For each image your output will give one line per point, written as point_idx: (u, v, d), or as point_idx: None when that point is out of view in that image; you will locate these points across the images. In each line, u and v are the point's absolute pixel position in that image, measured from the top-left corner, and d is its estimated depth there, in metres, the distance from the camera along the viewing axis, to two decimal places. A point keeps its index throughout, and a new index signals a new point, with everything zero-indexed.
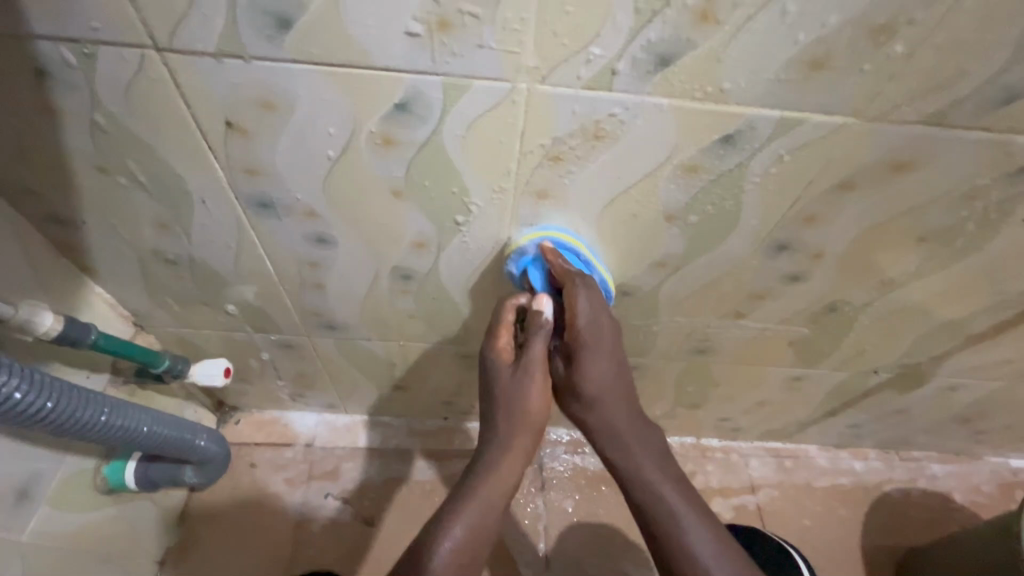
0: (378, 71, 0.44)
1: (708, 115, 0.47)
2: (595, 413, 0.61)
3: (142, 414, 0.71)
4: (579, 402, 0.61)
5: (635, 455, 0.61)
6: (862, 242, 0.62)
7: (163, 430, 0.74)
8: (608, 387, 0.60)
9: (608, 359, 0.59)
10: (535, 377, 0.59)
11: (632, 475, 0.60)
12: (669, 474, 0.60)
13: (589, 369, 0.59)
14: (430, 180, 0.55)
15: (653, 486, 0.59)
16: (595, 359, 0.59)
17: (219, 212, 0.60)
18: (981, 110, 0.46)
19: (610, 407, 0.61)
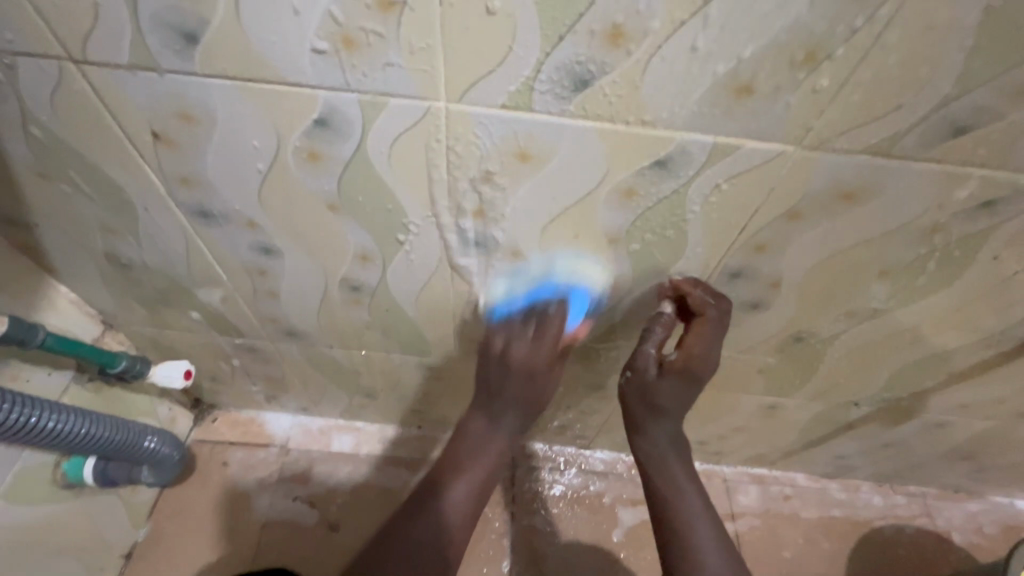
0: (291, 86, 0.43)
1: (637, 139, 0.45)
2: (652, 425, 0.62)
3: (80, 417, 0.73)
4: (645, 407, 0.62)
5: (678, 481, 0.61)
6: (820, 272, 0.59)
7: (102, 431, 0.76)
8: (679, 408, 0.62)
9: (688, 387, 0.62)
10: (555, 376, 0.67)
11: (664, 477, 0.61)
12: (707, 513, 0.59)
13: (669, 389, 0.61)
14: (363, 196, 0.54)
15: (688, 515, 0.59)
16: (680, 385, 0.61)
17: (163, 220, 0.61)
18: (927, 143, 0.44)
19: (669, 425, 0.62)
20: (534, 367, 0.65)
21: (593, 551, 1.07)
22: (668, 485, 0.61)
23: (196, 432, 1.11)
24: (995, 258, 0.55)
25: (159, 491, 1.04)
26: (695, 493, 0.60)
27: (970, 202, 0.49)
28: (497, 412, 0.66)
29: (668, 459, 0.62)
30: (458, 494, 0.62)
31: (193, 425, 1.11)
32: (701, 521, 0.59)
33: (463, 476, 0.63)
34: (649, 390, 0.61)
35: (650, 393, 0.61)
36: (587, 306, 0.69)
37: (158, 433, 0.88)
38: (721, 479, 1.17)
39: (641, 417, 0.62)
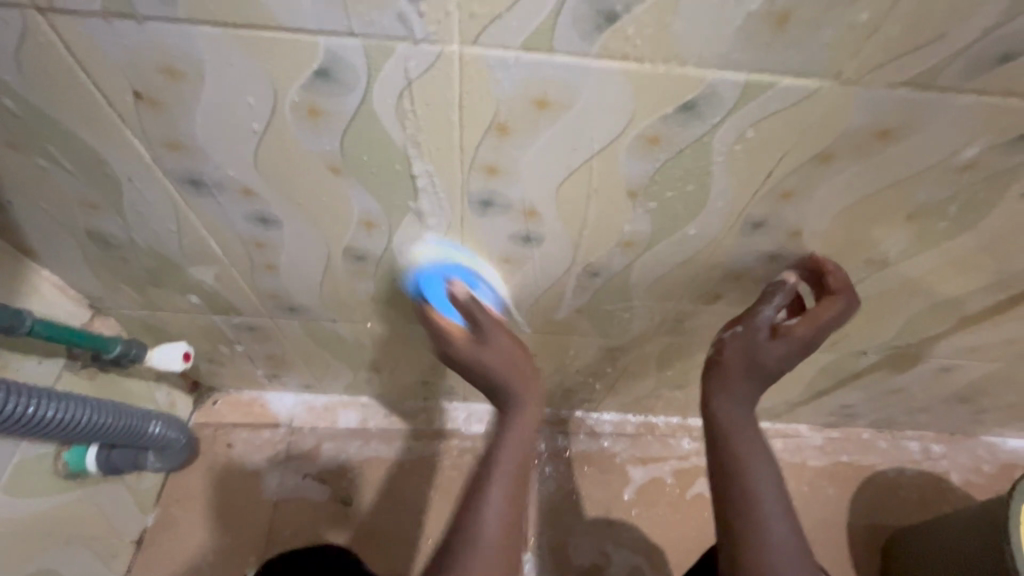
0: (287, 32, 0.39)
1: (665, 80, 0.42)
2: (740, 381, 0.66)
3: (81, 404, 0.70)
4: (745, 363, 0.65)
5: (751, 442, 0.63)
6: (842, 219, 0.57)
7: (104, 418, 0.73)
8: (780, 372, 0.65)
9: (799, 353, 0.64)
10: (498, 334, 0.67)
11: (733, 430, 0.63)
12: (776, 476, 0.61)
13: (776, 351, 0.64)
14: (369, 156, 0.50)
15: (756, 474, 0.60)
16: (790, 348, 0.64)
17: (149, 192, 0.56)
18: (972, 72, 0.41)
19: (753, 389, 0.66)
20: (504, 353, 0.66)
21: (605, 510, 1.09)
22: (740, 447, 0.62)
23: (197, 416, 1.08)
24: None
25: (165, 476, 1.03)
26: (766, 456, 0.62)
27: (1007, 136, 0.47)
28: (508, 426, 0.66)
29: (746, 420, 0.65)
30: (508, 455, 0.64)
31: (194, 408, 1.09)
32: (767, 478, 0.60)
33: (507, 436, 0.65)
34: (755, 348, 0.65)
35: (756, 351, 0.65)
36: (601, 266, 0.66)
37: (162, 417, 0.86)
38: None
39: (735, 373, 0.66)
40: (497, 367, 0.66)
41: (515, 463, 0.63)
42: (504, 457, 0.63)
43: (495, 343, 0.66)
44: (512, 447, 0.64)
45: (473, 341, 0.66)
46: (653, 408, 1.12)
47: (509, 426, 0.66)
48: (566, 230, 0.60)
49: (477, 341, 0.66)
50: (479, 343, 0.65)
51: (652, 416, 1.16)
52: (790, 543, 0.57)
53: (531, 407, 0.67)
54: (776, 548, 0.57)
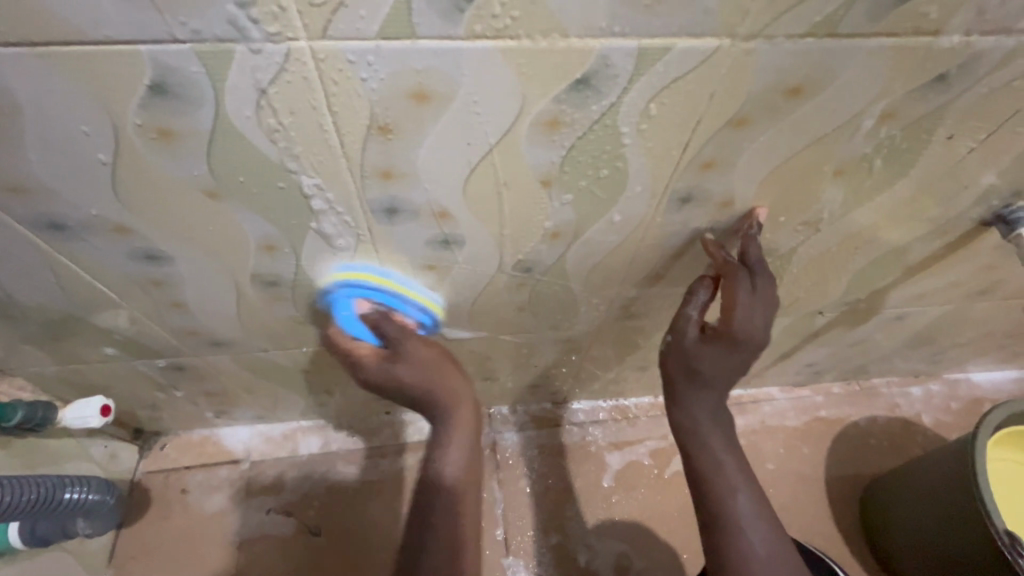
0: (98, 44, 0.33)
1: (550, 57, 0.38)
2: (692, 393, 0.62)
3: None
4: (685, 374, 0.61)
5: (716, 451, 0.61)
6: (771, 184, 0.54)
7: (3, 493, 0.65)
8: (723, 376, 0.61)
9: (734, 353, 0.59)
10: (413, 343, 0.62)
11: (696, 440, 0.62)
12: (745, 480, 0.60)
13: (711, 356, 0.60)
14: (245, 175, 0.45)
15: (729, 488, 0.60)
16: (726, 350, 0.59)
17: (9, 242, 0.50)
18: (875, 13, 0.38)
19: (709, 396, 0.62)
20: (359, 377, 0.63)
21: (585, 502, 1.06)
22: (708, 460, 0.61)
23: (144, 464, 1.02)
24: (950, 137, 0.52)
25: (115, 533, 0.96)
26: (730, 460, 0.61)
27: (923, 78, 0.44)
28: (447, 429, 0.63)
29: (705, 426, 0.62)
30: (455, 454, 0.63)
31: (140, 457, 1.02)
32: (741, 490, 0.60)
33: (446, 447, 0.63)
34: (689, 357, 0.61)
35: (691, 358, 0.61)
36: (534, 261, 0.63)
37: (84, 482, 0.78)
38: None
39: (682, 384, 0.62)
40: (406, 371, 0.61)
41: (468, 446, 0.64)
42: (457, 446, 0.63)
43: (416, 346, 0.62)
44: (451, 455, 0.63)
45: (381, 360, 0.62)
46: (621, 391, 1.10)
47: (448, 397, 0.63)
48: (485, 228, 0.56)
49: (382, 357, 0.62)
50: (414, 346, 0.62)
51: (623, 400, 1.14)
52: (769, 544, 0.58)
53: (452, 395, 0.63)
54: (755, 554, 0.57)
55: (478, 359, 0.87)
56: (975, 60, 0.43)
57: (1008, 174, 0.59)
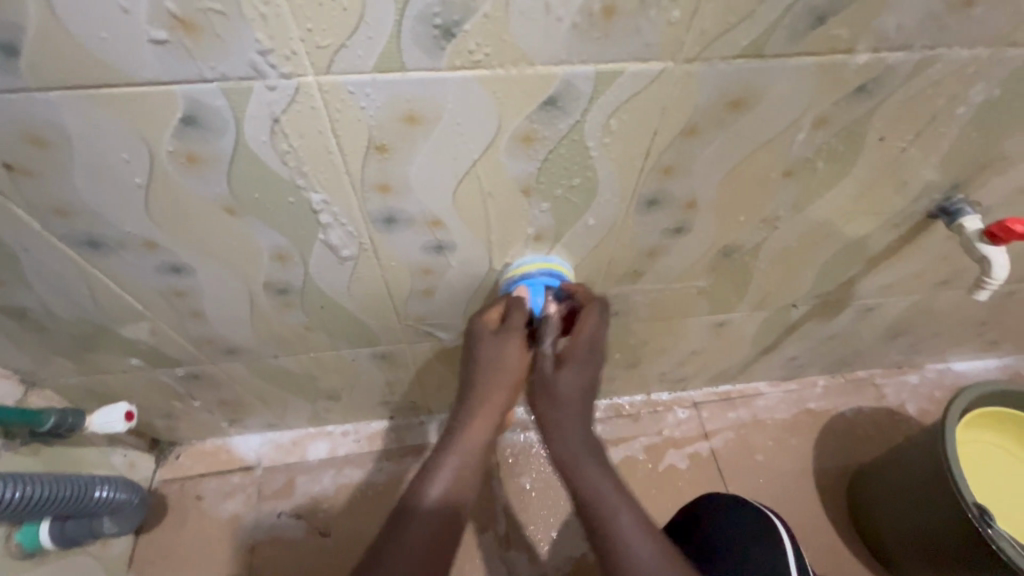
0: (141, 86, 0.40)
1: (520, 82, 0.44)
2: (559, 420, 0.65)
3: (11, 480, 0.68)
4: (547, 400, 0.65)
5: (594, 474, 0.63)
6: (728, 185, 0.61)
7: (40, 490, 0.71)
8: (581, 397, 0.65)
9: (586, 368, 0.66)
10: (516, 339, 0.65)
11: (573, 465, 0.64)
12: (625, 497, 0.61)
13: (568, 378, 0.65)
14: (260, 192, 0.51)
15: (613, 509, 0.60)
16: (578, 368, 0.65)
17: (51, 259, 0.56)
18: (795, 36, 0.44)
19: (577, 419, 0.65)
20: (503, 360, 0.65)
21: None
22: (593, 485, 0.62)
23: (161, 473, 1.07)
24: (882, 139, 0.58)
25: (135, 539, 1.01)
26: (608, 479, 0.63)
27: (848, 89, 0.51)
28: (472, 413, 0.65)
29: (580, 450, 0.64)
30: (470, 442, 0.64)
31: (157, 466, 1.07)
32: (624, 509, 0.60)
33: (462, 438, 0.64)
34: (548, 382, 0.65)
35: (551, 386, 0.65)
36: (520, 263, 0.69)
37: (110, 482, 0.84)
38: (690, 403, 1.23)
39: (548, 412, 0.65)
40: (507, 360, 0.65)
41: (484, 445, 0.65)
42: (472, 440, 0.64)
43: (513, 346, 0.65)
44: (472, 440, 0.64)
45: (490, 332, 0.66)
46: (614, 389, 1.15)
47: (487, 396, 0.65)
48: (473, 234, 0.62)
49: (494, 332, 0.66)
50: (499, 335, 0.65)
51: (617, 399, 1.21)
52: (657, 558, 0.57)
53: (504, 382, 0.65)
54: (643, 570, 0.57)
55: None
56: (888, 72, 0.50)
57: (944, 169, 0.65)
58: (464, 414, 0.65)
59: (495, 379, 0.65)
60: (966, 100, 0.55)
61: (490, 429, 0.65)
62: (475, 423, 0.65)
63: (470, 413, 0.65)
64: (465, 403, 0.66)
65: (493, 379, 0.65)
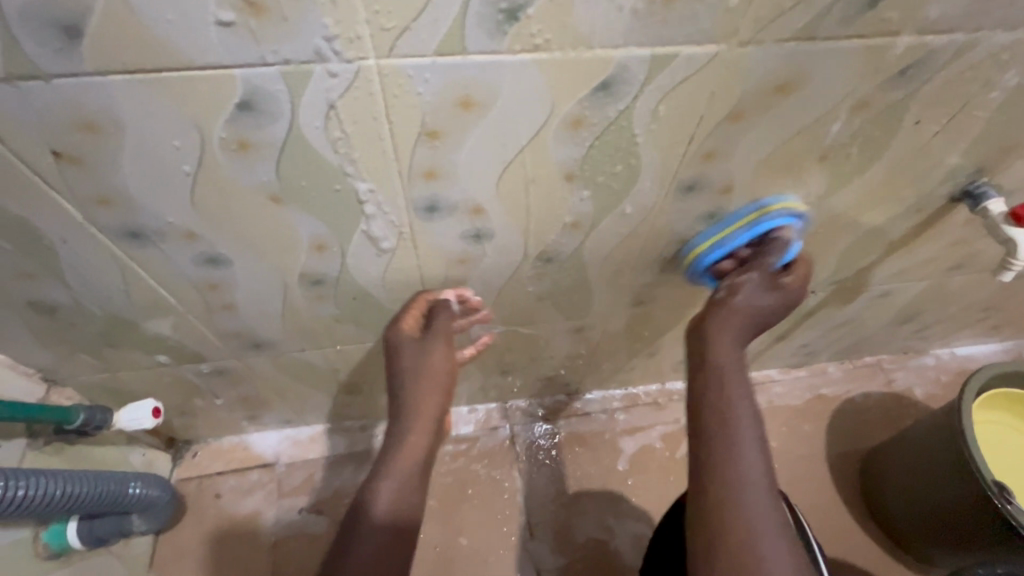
0: (202, 70, 0.39)
1: (577, 66, 0.45)
2: (721, 328, 0.69)
3: (52, 478, 0.67)
4: (719, 311, 0.69)
5: (734, 388, 0.65)
6: (764, 170, 0.62)
7: (79, 487, 0.70)
8: (743, 311, 0.69)
9: (767, 290, 0.69)
10: (438, 344, 0.70)
11: (711, 380, 0.66)
12: (755, 429, 0.62)
13: (747, 290, 0.69)
14: (307, 179, 0.51)
15: (733, 433, 0.62)
16: (727, 316, 0.69)
17: (88, 251, 0.55)
18: (848, 18, 0.45)
19: (738, 328, 0.69)
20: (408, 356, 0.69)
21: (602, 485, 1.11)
22: (721, 406, 0.64)
23: (178, 472, 1.05)
24: (917, 122, 0.59)
25: (154, 539, 0.99)
26: (745, 404, 0.64)
27: (890, 73, 0.51)
28: (408, 427, 0.68)
29: (733, 366, 0.66)
30: (407, 459, 0.66)
31: (173, 465, 1.06)
32: (750, 442, 0.61)
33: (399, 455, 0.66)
34: (443, 331, 0.71)
35: (732, 294, 0.69)
36: (553, 251, 0.69)
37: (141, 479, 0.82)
38: None
39: (715, 320, 0.69)
40: (433, 370, 0.69)
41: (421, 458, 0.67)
42: (409, 454, 0.67)
43: (435, 352, 0.70)
44: (410, 455, 0.67)
45: (408, 342, 0.70)
46: (631, 379, 1.16)
47: (418, 405, 0.68)
48: (512, 222, 0.62)
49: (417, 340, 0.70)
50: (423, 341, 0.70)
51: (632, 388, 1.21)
52: (768, 503, 0.58)
53: (434, 390, 0.69)
54: (749, 517, 0.57)
55: (498, 351, 0.92)
56: (931, 55, 0.51)
57: (970, 153, 0.66)
58: (401, 423, 0.68)
59: (425, 386, 0.68)
60: (999, 84, 0.56)
61: (427, 438, 0.68)
62: (412, 435, 0.68)
63: (407, 425, 0.68)
64: (398, 413, 0.69)
65: (423, 391, 0.69)
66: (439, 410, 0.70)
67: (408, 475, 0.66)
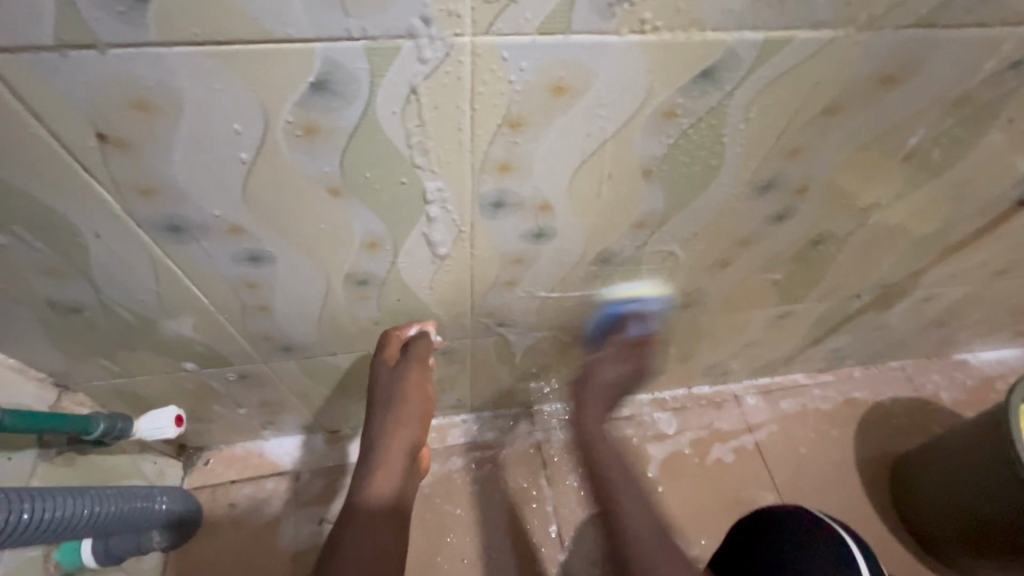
0: (280, 43, 0.35)
1: (684, 49, 0.41)
2: (590, 410, 0.74)
3: (78, 498, 0.62)
4: (589, 390, 0.75)
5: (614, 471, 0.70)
6: (845, 168, 0.58)
7: (105, 508, 0.65)
8: (605, 395, 0.75)
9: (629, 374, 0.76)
10: (413, 368, 0.67)
11: (600, 440, 0.72)
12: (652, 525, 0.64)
13: (607, 367, 0.76)
14: (372, 171, 0.46)
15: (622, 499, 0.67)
16: (613, 362, 0.76)
17: (122, 246, 0.50)
18: (975, 5, 0.42)
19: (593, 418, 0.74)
20: (384, 379, 0.67)
21: None
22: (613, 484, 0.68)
23: (189, 480, 1.00)
24: (1008, 122, 0.56)
25: (164, 552, 0.93)
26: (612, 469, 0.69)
27: (999, 66, 0.48)
28: (381, 456, 0.64)
29: (604, 447, 0.72)
30: (380, 491, 0.62)
31: (184, 473, 1.00)
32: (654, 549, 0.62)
33: (369, 486, 0.62)
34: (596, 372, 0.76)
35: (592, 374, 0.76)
36: (613, 252, 0.65)
37: (164, 491, 0.78)
38: (731, 396, 1.21)
39: (593, 390, 0.75)
40: (408, 396, 0.66)
41: (394, 489, 0.63)
42: (381, 485, 0.62)
43: (409, 378, 0.67)
44: (383, 484, 0.62)
45: (388, 367, 0.68)
46: (660, 384, 1.13)
47: (390, 434, 0.65)
48: (578, 222, 0.58)
49: (393, 367, 0.68)
50: (397, 369, 0.68)
51: (658, 392, 1.19)
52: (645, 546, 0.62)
53: (408, 416, 0.66)
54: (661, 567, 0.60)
55: (535, 357, 0.88)
56: None
57: None
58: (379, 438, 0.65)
59: (398, 413, 0.66)
60: None
61: (400, 468, 0.64)
62: (385, 464, 0.63)
63: (378, 455, 0.64)
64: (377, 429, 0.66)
65: (394, 418, 0.66)
66: (414, 438, 0.66)
67: (387, 490, 0.62)
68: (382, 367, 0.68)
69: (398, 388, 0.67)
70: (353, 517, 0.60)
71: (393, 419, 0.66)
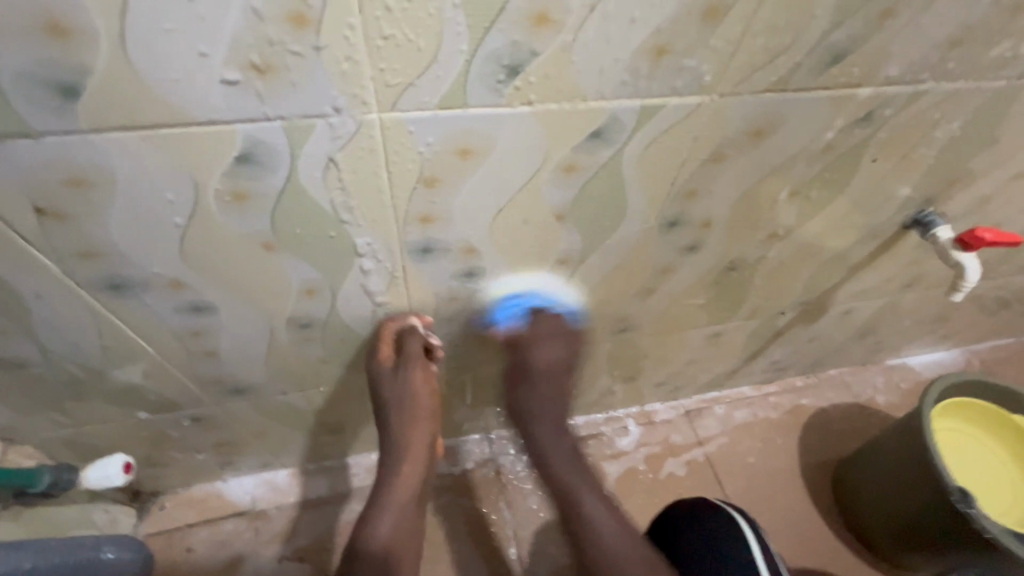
0: (202, 125, 0.39)
1: (572, 116, 0.46)
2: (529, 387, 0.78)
3: (22, 550, 0.63)
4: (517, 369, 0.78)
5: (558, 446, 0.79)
6: (741, 205, 0.65)
7: (52, 562, 0.66)
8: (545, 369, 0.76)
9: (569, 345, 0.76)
10: (416, 370, 0.67)
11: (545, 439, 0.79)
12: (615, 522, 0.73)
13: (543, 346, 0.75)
14: (302, 227, 0.50)
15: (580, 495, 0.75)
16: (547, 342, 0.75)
17: (65, 305, 0.53)
18: (815, 72, 0.49)
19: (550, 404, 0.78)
20: (390, 385, 0.68)
21: None
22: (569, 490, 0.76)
23: (145, 526, 0.99)
24: (875, 161, 0.64)
25: None
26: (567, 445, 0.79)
27: (853, 118, 0.56)
28: (402, 454, 0.71)
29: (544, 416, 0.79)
30: (406, 480, 0.70)
31: (140, 519, 0.99)
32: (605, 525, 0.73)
33: (398, 479, 0.70)
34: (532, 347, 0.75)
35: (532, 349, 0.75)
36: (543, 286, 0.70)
37: (114, 540, 0.78)
38: (682, 411, 1.27)
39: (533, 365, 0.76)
40: (416, 399, 0.69)
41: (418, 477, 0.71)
42: (406, 482, 0.70)
43: (415, 379, 0.68)
44: (408, 475, 0.70)
45: (388, 373, 0.68)
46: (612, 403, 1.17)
47: (409, 433, 0.71)
48: (504, 262, 0.63)
49: (393, 369, 0.68)
50: (398, 376, 0.67)
51: (613, 412, 1.23)
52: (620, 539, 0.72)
53: (421, 415, 0.70)
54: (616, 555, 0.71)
55: (486, 385, 0.91)
56: (888, 102, 0.56)
57: (919, 186, 0.72)
58: (398, 437, 0.71)
59: (411, 417, 0.69)
60: (943, 127, 0.62)
61: (421, 458, 0.71)
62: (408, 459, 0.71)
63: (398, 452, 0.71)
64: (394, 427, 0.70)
65: (409, 419, 0.70)
66: (429, 432, 0.72)
67: (410, 478, 0.71)
68: (383, 370, 0.68)
69: (406, 393, 0.68)
70: (381, 509, 0.69)
71: (408, 420, 0.70)
